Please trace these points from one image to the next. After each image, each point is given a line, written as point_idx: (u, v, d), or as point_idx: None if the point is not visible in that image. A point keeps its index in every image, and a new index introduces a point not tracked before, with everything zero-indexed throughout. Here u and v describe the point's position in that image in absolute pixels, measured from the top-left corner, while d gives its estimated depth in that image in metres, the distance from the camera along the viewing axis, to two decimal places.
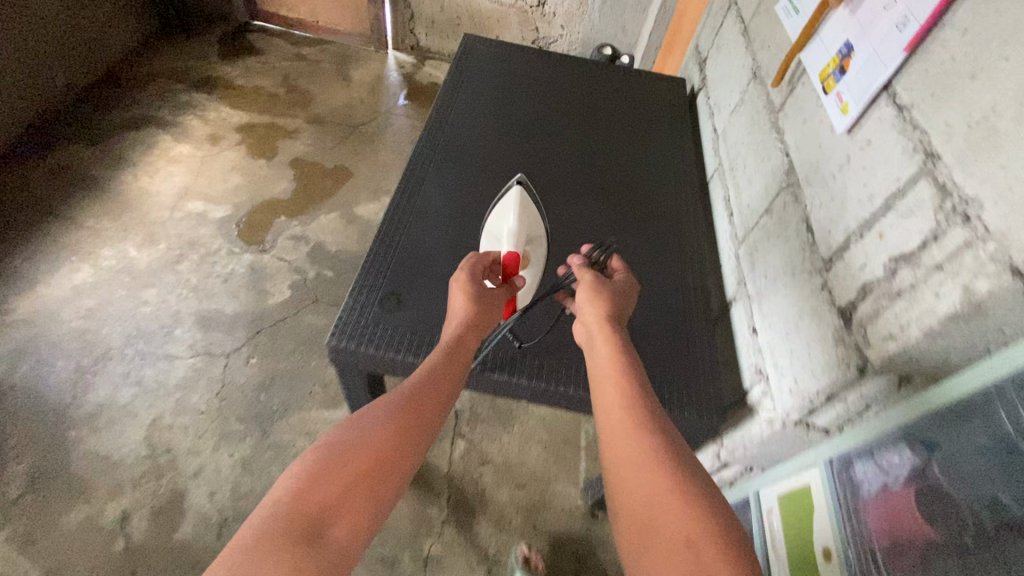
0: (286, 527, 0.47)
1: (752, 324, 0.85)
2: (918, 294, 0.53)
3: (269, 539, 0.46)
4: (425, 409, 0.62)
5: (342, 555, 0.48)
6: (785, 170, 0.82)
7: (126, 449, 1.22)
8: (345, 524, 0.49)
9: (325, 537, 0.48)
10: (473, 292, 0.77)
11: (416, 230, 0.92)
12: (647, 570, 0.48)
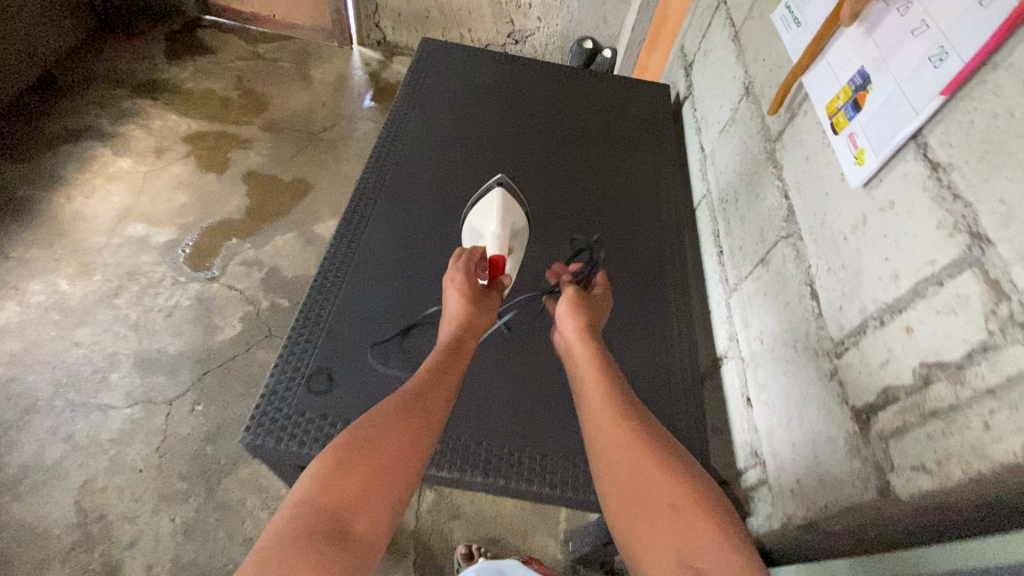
0: (309, 528, 0.46)
1: (745, 392, 0.74)
2: (963, 419, 0.41)
3: (296, 541, 0.45)
4: (436, 403, 0.60)
5: (370, 549, 0.47)
6: (785, 215, 0.69)
7: (52, 517, 1.09)
8: (368, 519, 0.48)
9: (349, 537, 0.47)
10: (473, 294, 0.72)
11: (357, 286, 0.79)
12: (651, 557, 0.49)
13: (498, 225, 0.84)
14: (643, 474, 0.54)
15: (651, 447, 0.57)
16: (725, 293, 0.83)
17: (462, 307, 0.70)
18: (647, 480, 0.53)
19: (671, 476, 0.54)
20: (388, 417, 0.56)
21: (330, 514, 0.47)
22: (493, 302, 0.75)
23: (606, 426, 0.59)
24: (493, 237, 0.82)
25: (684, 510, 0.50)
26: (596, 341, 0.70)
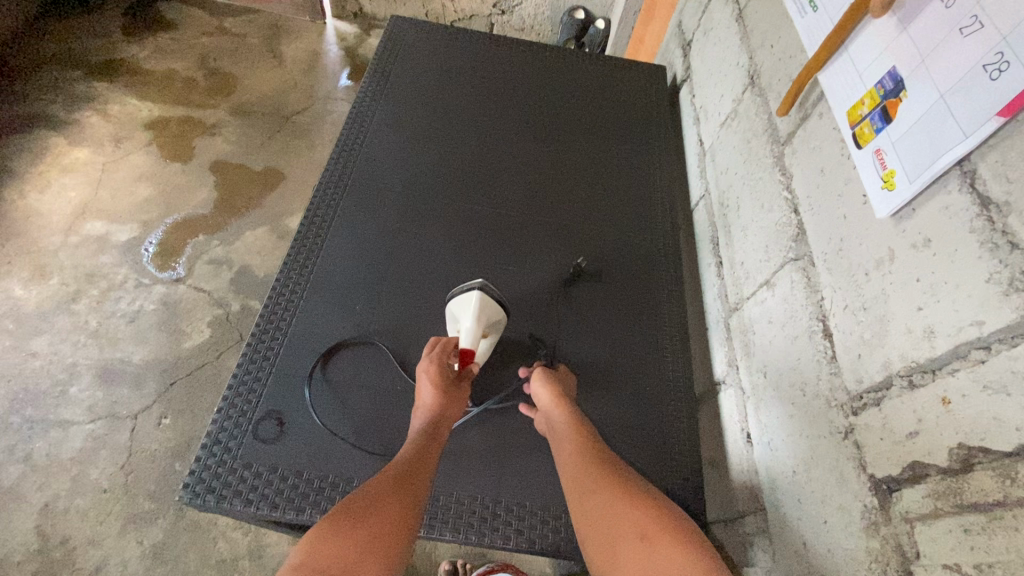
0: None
1: (744, 427, 0.66)
2: (1010, 520, 0.34)
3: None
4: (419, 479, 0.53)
5: None
6: (792, 234, 0.61)
7: (12, 544, 1.03)
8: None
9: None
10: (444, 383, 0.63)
11: (312, 315, 0.71)
12: None
13: (475, 319, 0.67)
14: (614, 520, 0.49)
15: (625, 489, 0.52)
16: (723, 312, 0.75)
17: (436, 396, 0.61)
18: (623, 522, 0.48)
19: (641, 510, 0.49)
20: (375, 488, 0.49)
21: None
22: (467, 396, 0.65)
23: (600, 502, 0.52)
24: (467, 335, 0.67)
25: (652, 538, 0.46)
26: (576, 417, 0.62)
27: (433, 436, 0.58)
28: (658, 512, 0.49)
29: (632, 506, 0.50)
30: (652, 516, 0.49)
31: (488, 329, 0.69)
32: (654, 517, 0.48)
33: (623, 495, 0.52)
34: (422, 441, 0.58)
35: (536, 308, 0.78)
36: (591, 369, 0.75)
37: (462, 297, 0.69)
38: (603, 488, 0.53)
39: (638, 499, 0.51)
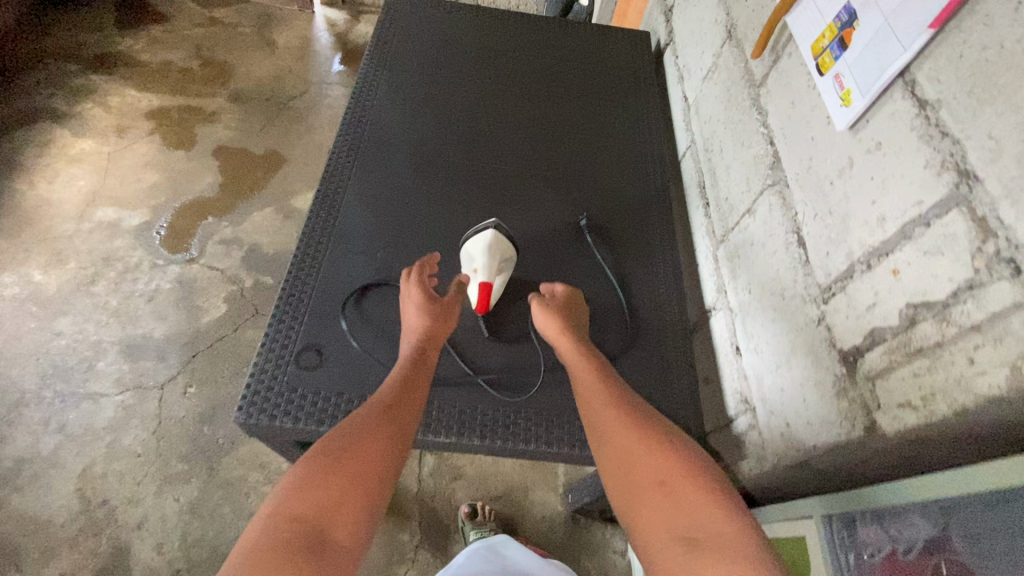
0: (284, 539, 0.43)
1: (734, 342, 0.74)
2: (946, 356, 0.42)
3: (272, 553, 0.42)
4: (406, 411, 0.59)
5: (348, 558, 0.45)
6: (769, 162, 0.68)
7: (55, 507, 1.09)
8: (349, 527, 0.47)
9: (330, 547, 0.44)
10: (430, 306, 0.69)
11: (336, 262, 0.77)
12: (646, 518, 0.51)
13: (488, 256, 0.73)
14: (636, 457, 0.55)
15: (647, 428, 0.58)
16: (712, 245, 0.83)
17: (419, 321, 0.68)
18: (641, 457, 0.55)
19: (664, 452, 0.55)
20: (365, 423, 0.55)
21: (307, 523, 0.45)
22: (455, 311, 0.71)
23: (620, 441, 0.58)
24: (483, 270, 0.73)
25: (677, 488, 0.51)
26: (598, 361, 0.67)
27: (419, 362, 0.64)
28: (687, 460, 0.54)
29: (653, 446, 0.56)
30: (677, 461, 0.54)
31: (501, 264, 0.75)
32: (682, 463, 0.54)
33: (642, 434, 0.57)
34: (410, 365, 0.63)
35: (545, 250, 0.84)
36: (595, 302, 0.82)
37: (474, 240, 0.75)
38: (618, 429, 0.58)
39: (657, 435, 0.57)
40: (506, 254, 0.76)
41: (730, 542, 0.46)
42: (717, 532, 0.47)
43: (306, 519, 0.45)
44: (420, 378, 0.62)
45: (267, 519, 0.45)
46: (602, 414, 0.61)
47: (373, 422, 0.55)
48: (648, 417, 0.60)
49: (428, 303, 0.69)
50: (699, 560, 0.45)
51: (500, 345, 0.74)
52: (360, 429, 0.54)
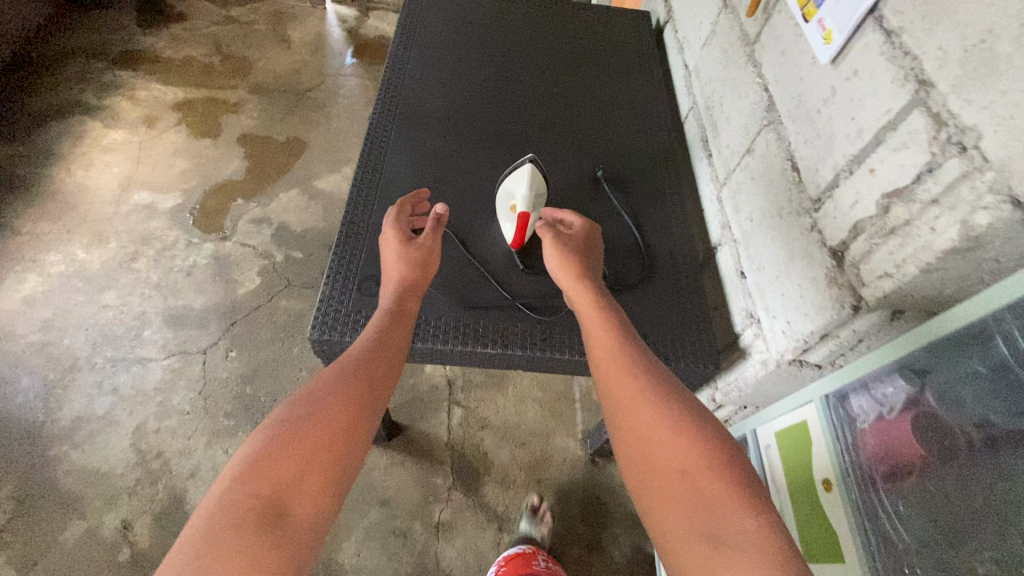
0: (238, 515, 0.46)
1: (739, 268, 0.84)
2: (913, 230, 0.52)
3: (226, 529, 0.45)
4: (375, 381, 0.61)
5: (307, 529, 0.48)
6: (765, 106, 0.79)
7: (114, 459, 1.18)
8: (310, 500, 0.49)
9: (283, 520, 0.47)
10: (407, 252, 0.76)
11: (384, 207, 0.87)
12: (653, 501, 0.52)
13: (528, 190, 0.81)
14: (653, 434, 0.56)
15: (654, 400, 0.58)
16: (715, 189, 0.93)
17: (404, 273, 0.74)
18: (661, 435, 0.55)
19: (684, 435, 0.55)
20: (329, 395, 0.56)
21: (264, 500, 0.47)
22: (431, 242, 0.78)
23: (636, 419, 0.58)
24: (523, 202, 0.81)
25: (699, 483, 0.51)
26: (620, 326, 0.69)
27: (390, 328, 0.67)
28: (712, 444, 0.54)
29: (671, 422, 0.56)
30: (698, 443, 0.54)
31: (538, 198, 0.83)
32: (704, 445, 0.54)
33: (651, 405, 0.58)
34: (383, 332, 0.66)
35: (567, 198, 0.94)
36: (615, 241, 0.91)
37: (515, 177, 0.83)
38: (636, 404, 0.58)
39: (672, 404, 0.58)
40: (541, 189, 0.83)
41: (753, 544, 0.46)
42: (740, 530, 0.47)
43: (263, 493, 0.48)
44: (393, 346, 0.66)
45: (226, 491, 0.47)
46: (624, 388, 0.61)
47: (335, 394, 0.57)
48: (658, 385, 0.60)
49: (405, 250, 0.76)
50: (722, 554, 0.46)
51: (535, 274, 0.84)
52: (325, 399, 0.56)
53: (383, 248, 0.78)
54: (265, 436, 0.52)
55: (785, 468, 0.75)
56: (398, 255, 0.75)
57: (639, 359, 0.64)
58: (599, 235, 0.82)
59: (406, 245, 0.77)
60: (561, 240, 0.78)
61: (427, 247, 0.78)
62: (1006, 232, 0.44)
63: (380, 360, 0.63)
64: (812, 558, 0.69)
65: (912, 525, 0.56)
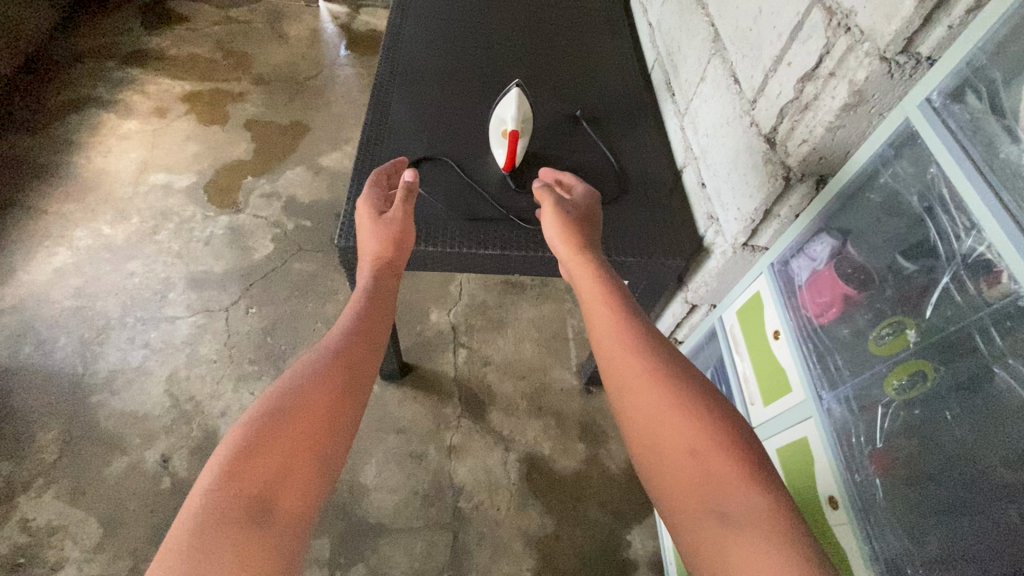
0: (231, 508, 0.47)
1: (700, 178, 0.98)
2: (820, 101, 0.66)
3: (219, 524, 0.46)
4: (359, 364, 0.62)
5: (299, 519, 0.50)
6: (712, 38, 0.93)
7: (150, 403, 1.29)
8: (297, 492, 0.50)
9: (274, 511, 0.48)
10: (384, 235, 0.79)
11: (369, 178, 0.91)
12: (660, 481, 0.55)
13: (517, 111, 0.94)
14: (657, 412, 0.57)
15: (658, 379, 0.59)
16: (678, 120, 1.07)
17: (380, 252, 0.78)
18: (668, 418, 0.56)
19: (684, 415, 0.56)
20: (314, 384, 0.57)
21: (257, 494, 0.49)
22: (402, 226, 0.81)
23: (638, 398, 0.59)
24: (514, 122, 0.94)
25: (707, 457, 0.53)
26: (619, 295, 0.70)
27: (371, 314, 0.69)
28: (714, 422, 0.56)
29: (674, 400, 0.57)
30: (700, 423, 0.56)
31: (525, 121, 0.96)
32: (707, 426, 0.55)
33: (651, 384, 0.59)
34: (366, 317, 0.68)
35: (551, 133, 1.08)
36: (597, 164, 1.04)
37: (506, 102, 0.96)
38: (636, 383, 0.60)
39: (672, 381, 0.59)
40: (526, 113, 0.97)
41: (762, 519, 0.49)
42: (750, 509, 0.50)
43: (247, 491, 0.48)
44: (374, 330, 0.67)
45: (208, 492, 0.48)
46: (626, 365, 0.62)
47: (319, 381, 0.58)
48: (659, 359, 0.61)
49: (378, 229, 0.80)
50: (733, 534, 0.49)
51: (526, 194, 0.97)
52: (304, 387, 0.57)
53: (359, 228, 0.82)
54: (245, 431, 0.52)
55: (745, 338, 0.88)
56: (377, 244, 0.78)
57: (639, 333, 0.64)
58: (598, 200, 0.88)
59: (381, 221, 0.80)
60: (562, 204, 0.83)
61: (399, 223, 0.81)
62: (880, 84, 0.59)
63: (361, 343, 0.64)
64: (765, 401, 0.81)
65: (843, 350, 0.70)
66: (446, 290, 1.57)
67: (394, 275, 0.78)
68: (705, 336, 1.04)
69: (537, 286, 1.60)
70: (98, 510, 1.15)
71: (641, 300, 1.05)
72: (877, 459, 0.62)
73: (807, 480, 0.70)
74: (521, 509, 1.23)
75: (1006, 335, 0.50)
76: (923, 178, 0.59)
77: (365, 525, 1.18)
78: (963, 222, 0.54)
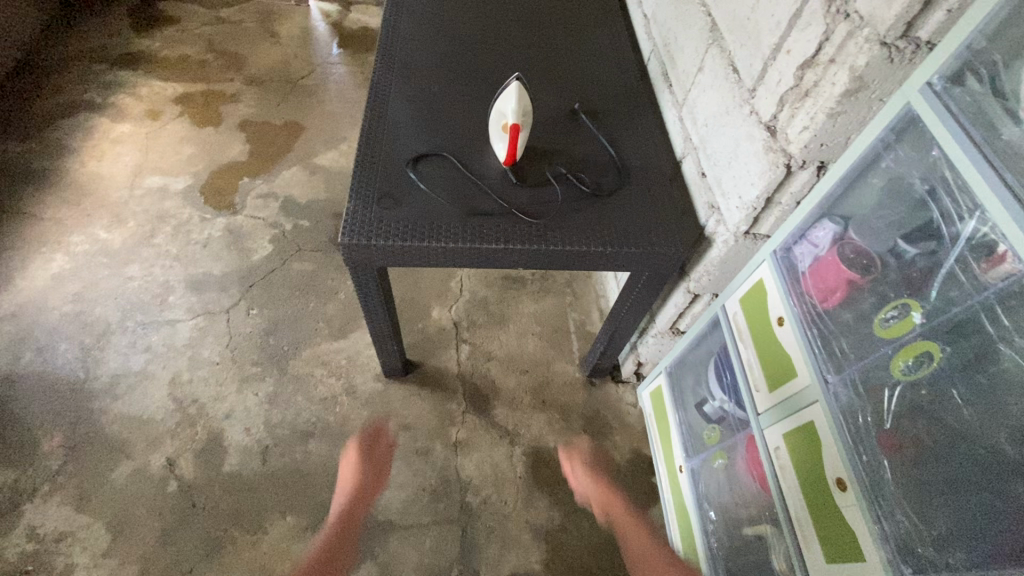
0: None
1: (700, 168, 0.98)
2: (820, 88, 0.67)
3: None
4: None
5: None
6: (709, 28, 0.94)
7: (154, 407, 1.29)
8: None
9: None
10: (364, 487, 1.15)
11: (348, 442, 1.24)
12: None
13: (518, 105, 0.94)
14: None
15: None
16: (677, 110, 1.08)
17: (354, 486, 1.14)
18: None
19: None
20: None
21: None
22: (379, 473, 1.19)
23: None
24: (515, 116, 0.93)
25: None
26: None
27: (344, 526, 1.07)
28: None
29: None
30: None
31: (525, 115, 0.96)
32: None
33: None
34: (342, 523, 1.07)
35: (549, 127, 1.08)
36: (596, 157, 1.04)
37: (507, 96, 0.96)
38: None
39: None
40: (527, 107, 0.96)
41: None
42: None
43: None
44: (345, 543, 1.03)
45: None
46: None
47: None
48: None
49: (358, 474, 1.16)
50: None
51: (527, 188, 0.97)
52: None
53: (342, 475, 1.16)
54: None
55: (746, 327, 0.88)
56: (355, 477, 1.15)
57: None
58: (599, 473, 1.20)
59: (358, 469, 1.17)
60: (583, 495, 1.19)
61: (377, 466, 1.20)
62: (880, 69, 0.60)
63: (338, 542, 1.02)
64: (770, 387, 0.80)
65: (848, 335, 0.71)
66: (447, 287, 1.57)
67: (358, 509, 1.10)
68: (707, 325, 1.04)
69: (537, 281, 1.60)
70: (105, 515, 1.15)
71: (644, 291, 1.06)
72: (885, 440, 0.63)
73: (815, 464, 0.69)
74: (528, 502, 1.24)
75: (1011, 315, 0.52)
76: (925, 161, 0.60)
77: (374, 522, 1.19)
78: (967, 205, 0.55)
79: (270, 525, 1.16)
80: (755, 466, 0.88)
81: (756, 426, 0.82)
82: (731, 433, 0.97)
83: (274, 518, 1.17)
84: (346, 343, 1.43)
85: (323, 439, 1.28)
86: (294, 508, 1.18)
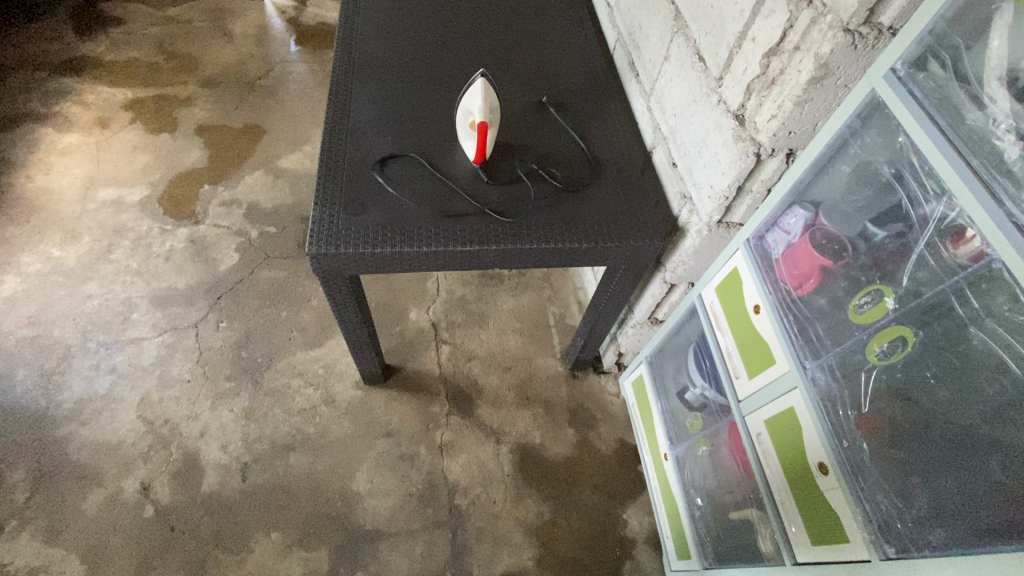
0: None
1: (671, 158, 0.98)
2: (787, 76, 0.66)
3: None
4: None
5: None
6: (673, 16, 0.93)
7: (123, 431, 1.24)
8: None
9: None
10: None
11: None
12: None
13: (484, 102, 0.92)
14: None
15: None
16: (645, 99, 1.06)
17: None
18: None
19: None
20: None
21: None
22: None
23: None
24: (481, 112, 0.91)
25: None
26: None
27: None
28: None
29: None
30: None
31: (493, 111, 0.94)
32: None
33: None
34: None
35: (518, 122, 1.06)
36: (566, 150, 1.03)
37: (472, 94, 0.94)
38: None
39: None
40: (495, 103, 0.94)
41: None
42: None
43: None
44: None
45: None
46: None
47: None
48: None
49: None
50: None
51: (497, 186, 0.95)
52: None
53: None
54: None
55: (724, 315, 0.88)
56: None
57: None
58: None
59: None
60: None
61: None
62: (844, 56, 0.60)
63: None
64: (750, 374, 0.81)
65: (824, 320, 0.71)
66: (423, 288, 1.55)
67: None
68: (684, 314, 1.04)
69: (515, 276, 1.59)
70: (78, 547, 1.10)
71: (621, 283, 1.05)
72: (863, 423, 0.64)
73: (797, 450, 0.70)
74: (517, 499, 1.24)
75: (981, 297, 0.53)
76: (892, 146, 0.61)
77: (362, 533, 1.17)
78: (933, 189, 0.56)
79: (254, 544, 1.13)
80: (738, 451, 0.88)
81: (737, 413, 0.83)
82: (713, 419, 0.98)
83: (258, 536, 1.14)
84: (322, 352, 1.39)
85: (304, 452, 1.25)
86: (278, 525, 1.16)
